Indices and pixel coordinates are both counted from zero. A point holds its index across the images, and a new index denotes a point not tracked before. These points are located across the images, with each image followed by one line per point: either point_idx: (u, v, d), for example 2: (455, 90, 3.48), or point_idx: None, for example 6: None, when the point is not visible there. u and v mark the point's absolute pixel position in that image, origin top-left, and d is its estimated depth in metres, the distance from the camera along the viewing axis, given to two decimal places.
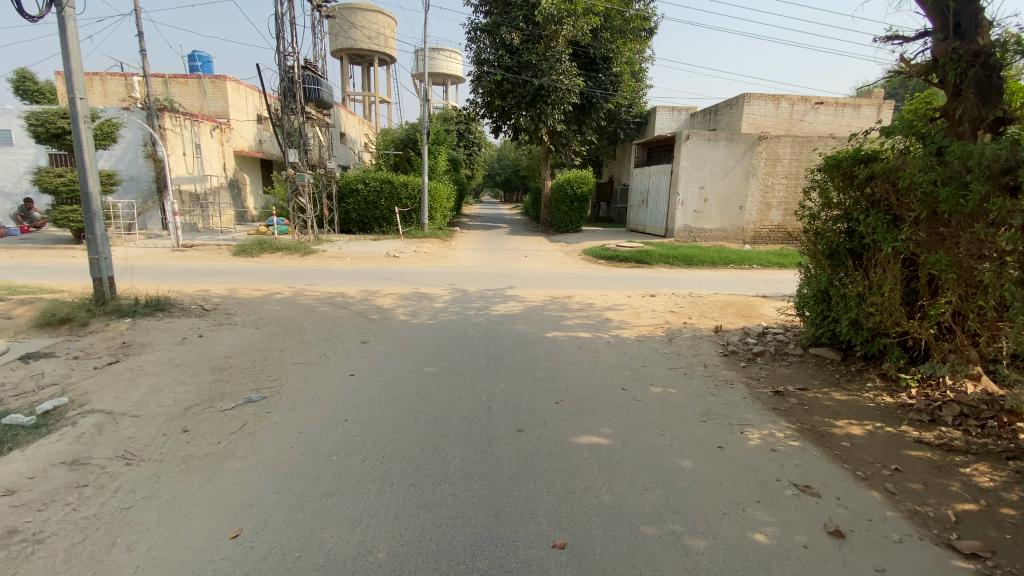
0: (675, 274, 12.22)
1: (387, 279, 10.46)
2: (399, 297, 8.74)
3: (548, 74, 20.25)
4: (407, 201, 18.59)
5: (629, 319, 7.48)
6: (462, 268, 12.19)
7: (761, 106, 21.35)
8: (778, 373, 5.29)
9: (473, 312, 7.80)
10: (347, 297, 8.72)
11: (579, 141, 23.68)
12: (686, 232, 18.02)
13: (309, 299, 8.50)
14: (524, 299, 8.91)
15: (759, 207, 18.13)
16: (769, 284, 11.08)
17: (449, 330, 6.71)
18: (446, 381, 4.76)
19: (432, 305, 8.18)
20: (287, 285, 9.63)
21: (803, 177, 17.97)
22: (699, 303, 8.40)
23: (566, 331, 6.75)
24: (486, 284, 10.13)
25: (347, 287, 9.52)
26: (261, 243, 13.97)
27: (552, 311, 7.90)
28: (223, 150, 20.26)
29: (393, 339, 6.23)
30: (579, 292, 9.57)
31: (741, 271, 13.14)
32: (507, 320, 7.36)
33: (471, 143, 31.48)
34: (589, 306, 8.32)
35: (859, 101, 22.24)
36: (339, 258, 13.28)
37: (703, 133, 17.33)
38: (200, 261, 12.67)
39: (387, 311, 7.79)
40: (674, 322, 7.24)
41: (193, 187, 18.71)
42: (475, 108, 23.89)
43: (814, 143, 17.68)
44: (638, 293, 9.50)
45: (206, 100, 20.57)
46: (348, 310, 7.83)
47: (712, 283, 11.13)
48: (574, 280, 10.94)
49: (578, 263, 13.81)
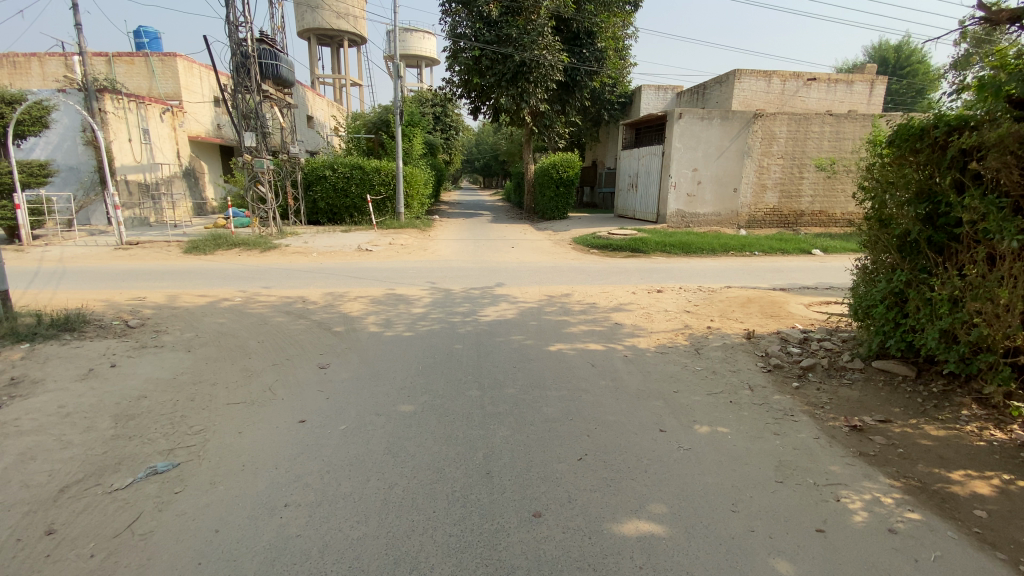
0: (676, 264, 11.18)
1: (358, 279, 9.15)
2: (373, 302, 7.50)
3: (530, 49, 18.89)
4: (380, 188, 17.14)
5: (641, 323, 6.38)
6: (444, 262, 10.97)
7: (752, 82, 20.39)
8: (842, 397, 4.28)
9: (457, 318, 6.61)
10: (309, 302, 7.42)
11: (563, 122, 22.47)
12: (679, 217, 17.01)
13: (263, 307, 7.17)
14: (516, 299, 7.76)
15: (754, 189, 17.20)
16: (781, 274, 10.15)
17: (431, 345, 5.52)
18: (427, 427, 3.60)
19: (411, 311, 6.96)
20: (241, 289, 8.28)
21: (799, 157, 17.10)
22: (716, 300, 7.40)
23: (570, 342, 5.61)
24: (471, 281, 8.91)
25: (311, 290, 8.21)
26: (216, 238, 12.47)
27: (550, 315, 6.76)
28: (176, 135, 18.44)
29: (360, 360, 5.04)
30: (577, 289, 8.44)
31: (744, 258, 12.21)
32: (499, 328, 6.19)
33: (448, 126, 30.03)
34: (592, 307, 7.19)
35: (852, 77, 21.43)
36: (304, 253, 11.92)
37: (696, 111, 16.26)
38: (145, 261, 11.15)
39: (356, 320, 6.54)
40: (695, 325, 6.22)
41: (142, 177, 16.88)
42: (453, 87, 22.42)
43: (810, 121, 16.80)
44: (642, 289, 8.41)
45: (155, 81, 18.69)
46: (309, 320, 6.55)
47: (719, 273, 10.11)
48: (569, 275, 9.77)
49: (569, 253, 12.72)
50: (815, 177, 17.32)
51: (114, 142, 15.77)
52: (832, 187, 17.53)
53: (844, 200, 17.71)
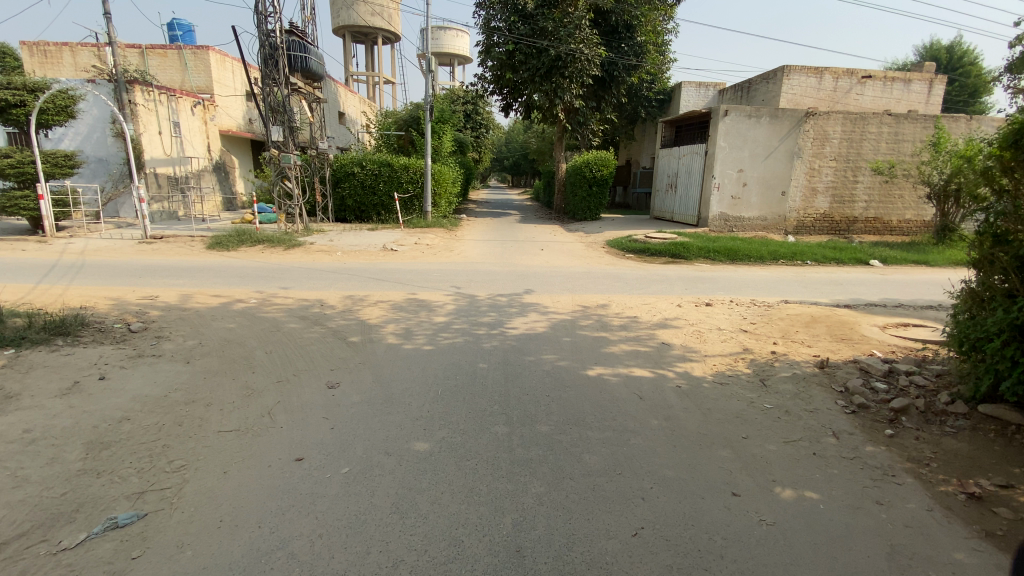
0: (720, 274, 10.30)
1: (380, 281, 8.63)
2: (392, 308, 6.94)
3: (565, 42, 18.18)
4: (408, 185, 16.69)
5: (691, 344, 5.61)
6: (471, 265, 10.41)
7: (802, 79, 19.15)
8: (948, 451, 3.40)
9: (484, 331, 5.97)
10: (325, 307, 6.92)
11: (597, 119, 21.69)
12: (721, 221, 16.01)
13: (276, 311, 6.70)
14: (547, 309, 7.11)
15: (804, 193, 16.06)
16: (841, 287, 9.19)
17: (453, 362, 4.90)
18: (443, 476, 2.97)
19: (433, 320, 6.37)
20: (258, 290, 7.86)
21: (854, 160, 15.87)
22: (774, 318, 6.57)
23: (612, 365, 4.90)
24: (499, 287, 8.27)
25: (328, 293, 7.72)
26: (240, 234, 12.17)
27: (586, 331, 6.05)
28: (207, 129, 18.47)
29: (374, 378, 4.45)
30: (615, 299, 7.71)
31: (796, 269, 11.23)
32: (528, 343, 5.52)
33: (478, 124, 29.57)
34: (633, 322, 6.45)
35: (912, 75, 19.92)
36: (328, 252, 11.51)
37: (742, 107, 15.25)
38: (166, 256, 10.88)
39: (373, 329, 5.97)
40: (754, 348, 5.42)
41: (172, 170, 16.86)
42: (484, 84, 21.92)
43: (867, 120, 15.58)
44: (688, 302, 7.62)
45: (188, 74, 18.75)
46: (323, 327, 6.02)
47: (770, 285, 9.22)
48: (605, 282, 9.04)
49: (603, 258, 12.00)
50: (871, 181, 16.06)
51: (143, 135, 15.77)
52: (890, 193, 16.23)
53: (902, 207, 16.40)
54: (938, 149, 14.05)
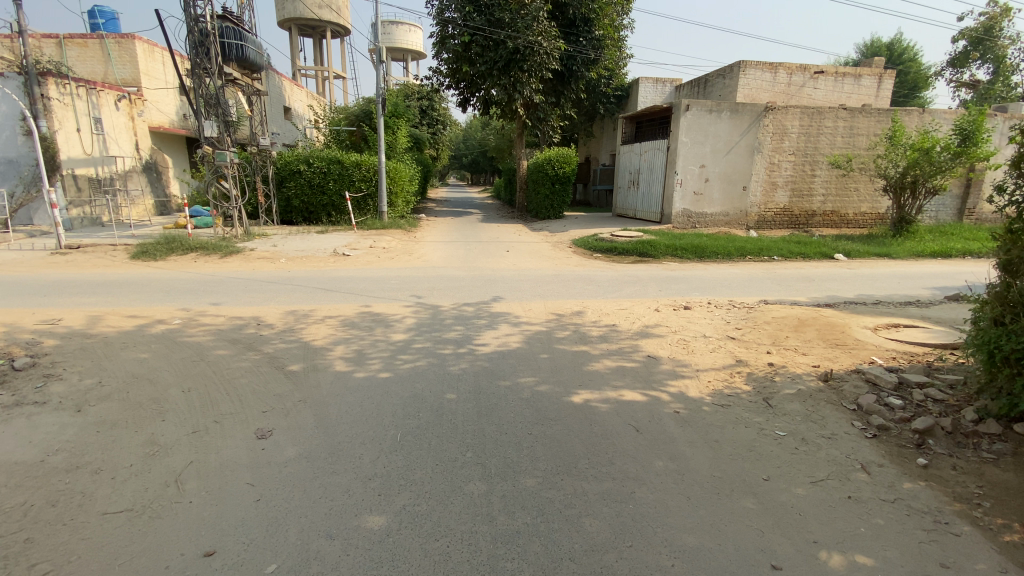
0: (693, 272, 9.92)
1: (329, 292, 7.72)
2: (342, 325, 6.09)
3: (523, 35, 17.57)
4: (360, 184, 15.63)
5: (680, 356, 5.08)
6: (432, 270, 9.61)
7: (758, 75, 19.28)
8: (996, 485, 3.04)
9: (449, 348, 5.23)
10: (264, 328, 6.00)
11: (557, 115, 21.21)
12: (685, 217, 15.76)
13: (203, 335, 5.73)
14: (519, 319, 6.47)
15: (764, 187, 16.07)
16: (815, 284, 9.00)
17: (414, 391, 4.16)
18: (407, 569, 2.26)
19: (389, 338, 5.57)
20: (184, 308, 6.82)
21: (812, 154, 16.01)
22: (759, 322, 6.17)
23: (598, 387, 4.27)
24: (463, 296, 7.52)
25: (268, 309, 6.77)
26: (168, 241, 10.86)
27: (564, 344, 5.41)
28: (134, 125, 16.81)
29: (316, 421, 3.67)
30: (589, 305, 7.13)
31: (765, 264, 11.04)
32: (500, 362, 4.83)
33: (435, 120, 28.58)
34: (613, 331, 5.87)
35: (860, 70, 20.44)
36: (270, 260, 10.41)
37: (704, 102, 15.05)
38: (79, 269, 9.49)
39: (317, 354, 5.11)
40: (748, 359, 4.95)
41: (94, 172, 15.07)
42: (440, 78, 21.04)
43: (823, 115, 15.73)
44: (666, 305, 7.15)
45: (111, 65, 16.98)
46: (259, 353, 5.14)
47: (744, 283, 8.90)
48: (576, 286, 8.45)
49: (571, 258, 11.46)
50: (828, 174, 16.26)
51: (58, 132, 13.93)
52: (846, 186, 16.50)
53: (857, 200, 16.69)
54: (895, 142, 14.30)
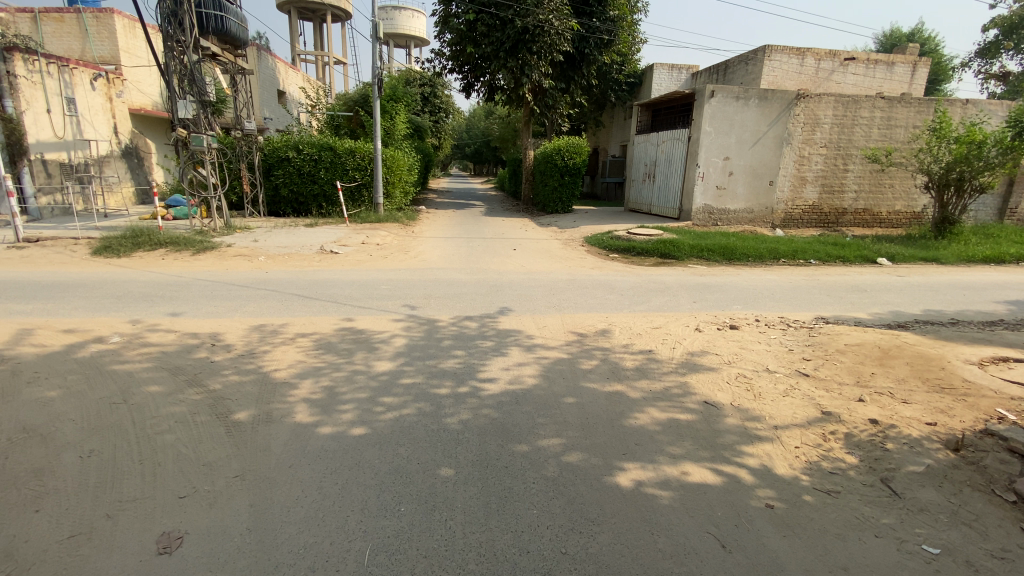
0: (726, 278, 8.75)
1: (308, 300, 6.57)
2: (315, 348, 4.92)
3: (534, 13, 16.25)
4: (354, 173, 14.39)
5: (747, 404, 3.92)
6: (430, 273, 8.45)
7: (784, 60, 17.95)
8: None
9: (445, 387, 4.05)
10: (218, 351, 4.84)
11: (567, 102, 19.95)
12: (706, 214, 14.53)
13: (140, 360, 4.56)
14: (533, 340, 5.31)
15: (793, 182, 14.81)
16: (872, 297, 7.82)
17: (395, 462, 3.01)
18: None
19: (371, 369, 4.41)
20: (132, 319, 5.67)
21: (845, 146, 14.74)
22: (831, 351, 5.01)
23: (649, 457, 3.11)
24: (464, 308, 6.35)
25: (230, 324, 5.60)
26: (135, 234, 9.69)
27: (592, 381, 4.23)
28: (112, 106, 15.61)
29: (251, 519, 2.53)
30: (616, 323, 5.96)
31: (804, 269, 9.85)
32: (513, 410, 3.67)
33: (437, 108, 27.35)
34: (651, 362, 4.71)
35: (893, 58, 19.07)
36: (248, 257, 9.25)
37: (730, 88, 13.79)
38: (27, 267, 8.31)
39: (276, 393, 3.96)
40: (838, 412, 3.81)
41: (65, 156, 13.85)
42: (443, 61, 19.77)
43: (859, 104, 14.45)
44: (709, 324, 5.97)
45: (88, 42, 15.80)
46: (202, 391, 3.97)
47: (788, 294, 7.74)
48: (595, 295, 7.28)
49: (586, 259, 10.31)
50: (861, 169, 15.02)
51: (26, 113, 12.71)
52: (880, 182, 15.25)
53: (891, 197, 15.44)
54: (940, 135, 13.00)
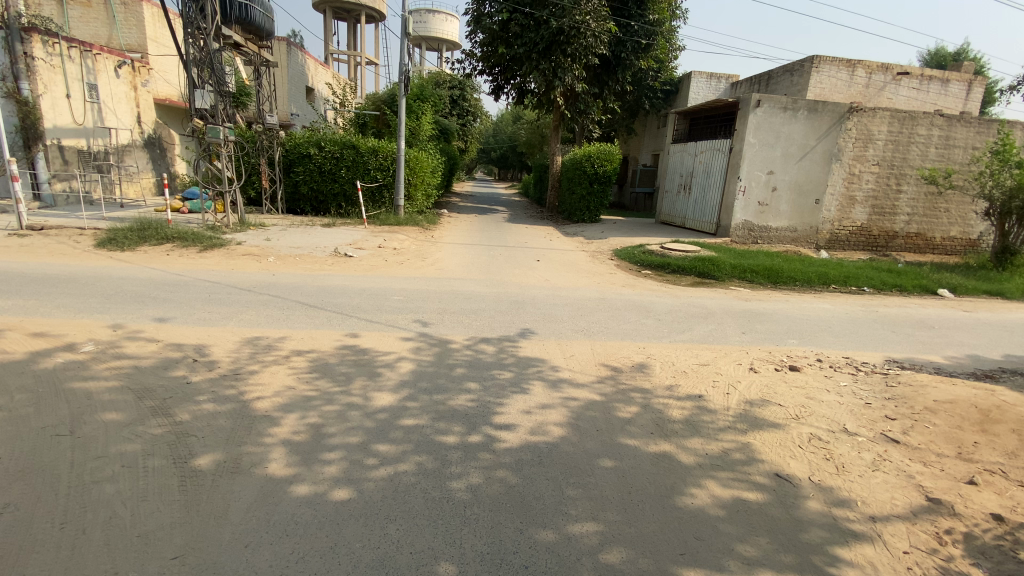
0: (774, 306, 7.87)
1: (311, 310, 5.95)
2: (309, 372, 4.25)
3: (569, 13, 15.61)
4: (376, 173, 13.85)
5: (831, 481, 3.13)
6: (447, 284, 7.77)
7: (833, 72, 16.90)
8: None
9: (454, 434, 3.33)
10: (198, 369, 4.21)
11: (599, 108, 19.24)
12: (744, 231, 13.61)
13: (106, 379, 3.97)
14: (560, 372, 4.57)
15: (841, 201, 13.78)
16: (943, 336, 6.86)
17: (382, 548, 2.31)
18: None
19: (368, 404, 3.71)
20: (113, 325, 5.12)
21: (900, 164, 13.65)
22: (920, 408, 4.14)
23: (714, 564, 2.36)
24: (482, 328, 5.65)
25: (219, 335, 4.99)
26: (142, 227, 9.27)
27: (634, 437, 3.47)
28: (136, 95, 15.45)
29: None
30: (656, 356, 5.18)
31: (859, 299, 8.89)
32: (535, 474, 2.94)
33: (465, 111, 26.94)
34: (703, 412, 3.94)
35: (951, 73, 17.84)
36: (257, 257, 8.71)
37: (778, 98, 12.87)
38: (25, 257, 7.91)
39: (253, 431, 3.30)
40: (949, 499, 2.98)
41: (84, 143, 13.67)
42: (473, 62, 19.30)
43: (917, 120, 13.38)
44: (764, 364, 5.15)
45: (116, 29, 15.80)
46: (166, 425, 3.35)
47: (847, 328, 6.85)
48: (628, 318, 6.50)
49: (617, 276, 9.53)
50: (915, 191, 13.90)
51: (43, 97, 12.51)
52: (935, 205, 14.10)
53: (947, 222, 14.26)
54: (1002, 159, 11.80)
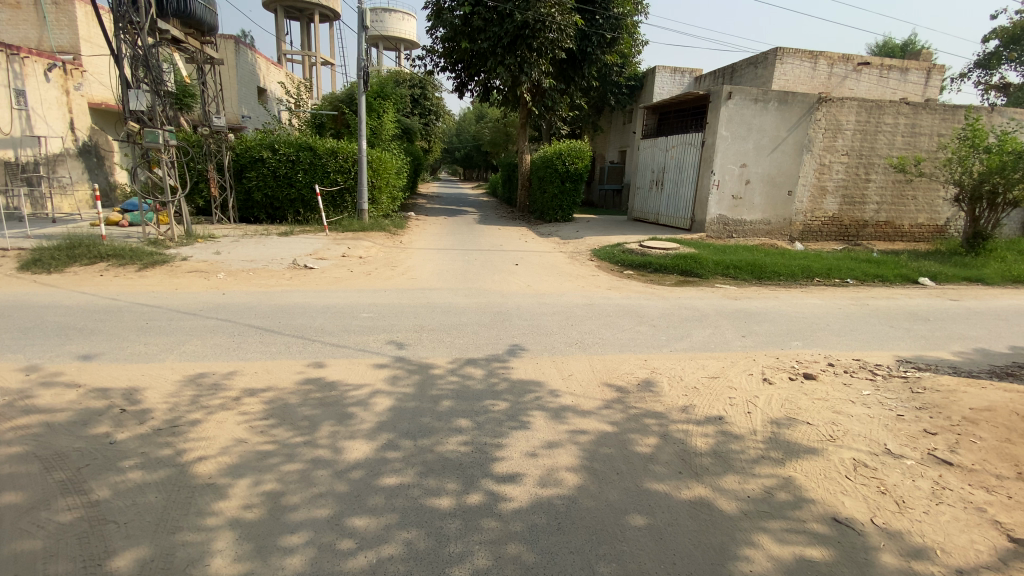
0: (766, 303, 7.55)
1: (269, 336, 5.19)
2: (264, 417, 3.54)
3: (534, 5, 15.07)
4: (336, 176, 12.97)
5: (897, 524, 2.67)
6: (420, 295, 7.11)
7: (796, 64, 16.99)
8: None
9: (448, 494, 2.72)
10: (126, 423, 3.43)
11: (567, 104, 18.83)
12: (720, 225, 13.40)
13: (5, 444, 3.16)
14: (561, 397, 4.00)
15: (813, 192, 13.75)
16: (943, 329, 6.64)
17: None
18: None
19: (339, 458, 3.04)
20: (25, 368, 4.26)
21: (868, 154, 13.73)
22: (958, 420, 3.77)
23: None
24: (466, 347, 5.02)
25: (155, 374, 4.20)
26: (71, 245, 8.21)
27: (662, 481, 2.93)
28: (69, 100, 14.06)
29: None
30: (661, 370, 4.67)
31: (847, 292, 8.69)
32: (556, 547, 2.35)
33: (427, 111, 26.16)
34: (731, 440, 3.44)
35: (908, 63, 18.23)
36: (205, 274, 7.82)
37: (749, 90, 12.70)
38: None
39: (192, 510, 2.59)
40: None
41: (10, 154, 12.34)
42: (435, 58, 18.56)
43: (883, 109, 13.46)
44: (779, 374, 4.71)
45: (44, 30, 14.29)
46: (77, 510, 2.60)
47: (847, 325, 6.54)
48: (622, 327, 6.00)
49: (600, 277, 9.07)
50: (884, 180, 14.02)
51: None
52: (903, 192, 14.26)
53: (914, 209, 14.46)
54: (973, 144, 11.94)
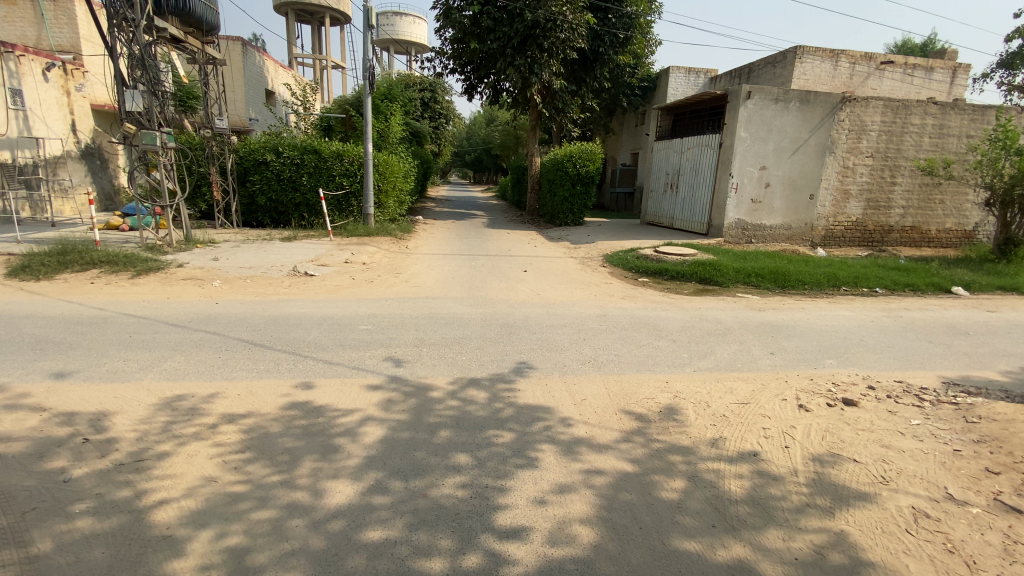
0: (792, 315, 7.06)
1: (257, 351, 4.82)
2: (240, 449, 3.16)
3: (545, 4, 14.68)
4: (341, 179, 12.66)
5: None
6: (423, 306, 6.72)
7: (816, 63, 16.42)
8: None
9: (441, 555, 2.31)
10: (86, 456, 3.07)
11: (578, 106, 18.41)
12: (738, 230, 12.88)
13: None
14: (574, 427, 3.57)
15: (835, 196, 13.18)
16: (987, 345, 6.11)
17: None
18: None
19: (318, 504, 2.65)
20: None
21: (893, 156, 13.13)
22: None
23: None
24: (469, 366, 4.62)
25: (129, 395, 3.84)
26: (64, 251, 7.94)
27: (692, 538, 2.50)
28: (69, 101, 13.94)
29: None
30: (684, 394, 4.23)
31: (877, 302, 8.16)
32: None
33: (436, 114, 25.90)
34: (769, 483, 2.99)
35: (932, 62, 17.57)
36: (200, 282, 7.51)
37: (768, 89, 12.18)
38: None
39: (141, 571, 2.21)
40: None
41: (8, 155, 12.20)
42: (444, 60, 18.25)
43: (909, 109, 12.88)
44: (816, 399, 4.23)
45: (44, 29, 14.17)
46: (8, 570, 2.23)
47: (882, 341, 6.04)
48: (639, 342, 5.55)
49: (613, 285, 8.63)
50: (909, 183, 13.43)
51: None
52: (930, 196, 13.64)
53: (942, 213, 13.83)
54: (1003, 146, 11.34)
